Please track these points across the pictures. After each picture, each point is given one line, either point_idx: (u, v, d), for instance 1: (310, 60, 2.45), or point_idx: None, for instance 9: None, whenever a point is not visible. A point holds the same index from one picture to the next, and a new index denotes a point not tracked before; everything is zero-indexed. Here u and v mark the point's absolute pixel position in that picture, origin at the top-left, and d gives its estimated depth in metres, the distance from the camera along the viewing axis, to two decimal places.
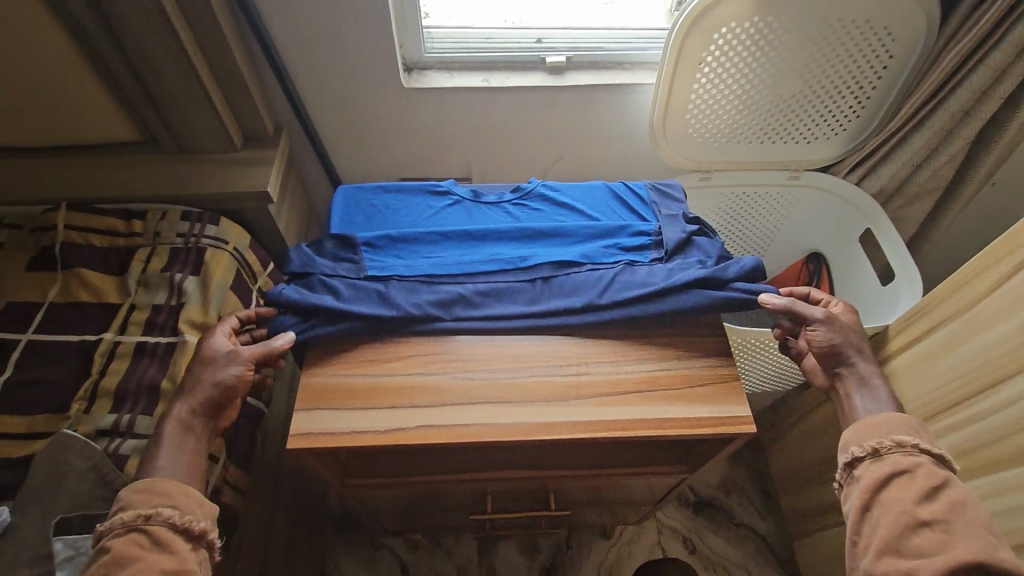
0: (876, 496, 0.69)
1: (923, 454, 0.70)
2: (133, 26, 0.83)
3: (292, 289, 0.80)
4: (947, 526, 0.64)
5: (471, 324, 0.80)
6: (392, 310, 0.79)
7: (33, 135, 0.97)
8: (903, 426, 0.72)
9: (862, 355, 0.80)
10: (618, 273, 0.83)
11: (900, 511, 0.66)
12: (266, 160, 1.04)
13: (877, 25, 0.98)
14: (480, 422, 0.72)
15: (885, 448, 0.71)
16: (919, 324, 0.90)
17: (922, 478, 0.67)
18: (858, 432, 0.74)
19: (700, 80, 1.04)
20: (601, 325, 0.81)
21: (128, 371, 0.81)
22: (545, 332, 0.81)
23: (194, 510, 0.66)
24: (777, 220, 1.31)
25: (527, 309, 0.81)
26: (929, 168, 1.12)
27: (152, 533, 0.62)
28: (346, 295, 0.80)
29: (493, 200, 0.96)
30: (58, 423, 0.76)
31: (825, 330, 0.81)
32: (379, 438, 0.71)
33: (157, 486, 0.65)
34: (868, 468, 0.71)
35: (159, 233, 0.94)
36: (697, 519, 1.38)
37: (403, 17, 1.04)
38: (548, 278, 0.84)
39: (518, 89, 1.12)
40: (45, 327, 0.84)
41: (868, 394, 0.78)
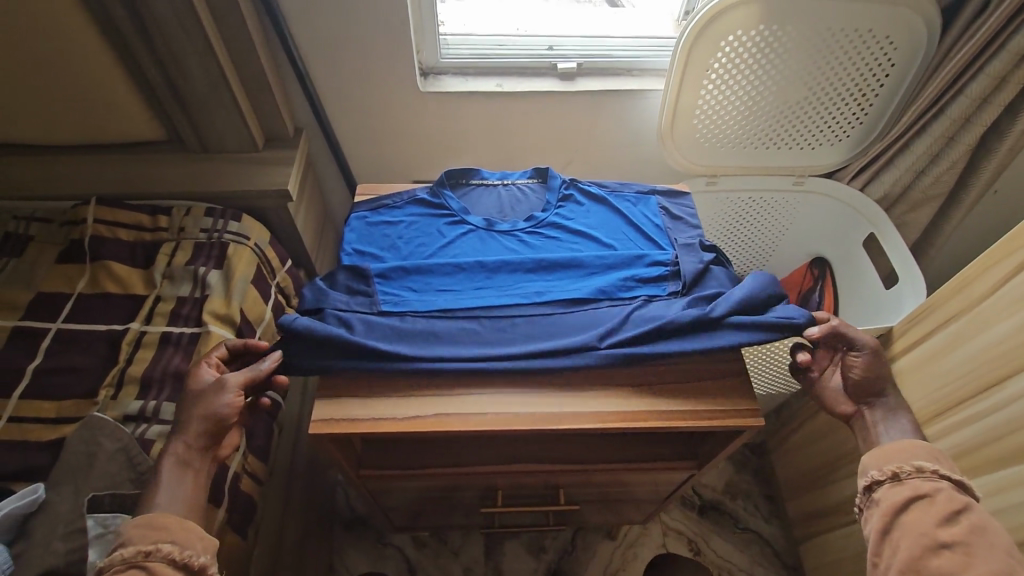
0: (896, 519, 0.63)
1: (944, 480, 0.64)
2: (166, 27, 0.87)
3: (307, 321, 0.75)
4: (967, 548, 0.59)
5: (488, 365, 0.76)
6: (406, 350, 0.76)
7: (66, 134, 1.01)
8: (923, 451, 0.67)
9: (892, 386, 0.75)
10: (635, 309, 0.81)
11: (920, 533, 0.61)
12: (287, 159, 1.08)
13: (879, 34, 1.01)
14: (496, 411, 0.73)
15: (905, 473, 0.65)
16: (924, 324, 0.92)
17: (942, 502, 0.62)
18: (876, 455, 0.69)
19: (706, 86, 1.08)
20: (619, 362, 0.77)
21: (154, 359, 0.84)
22: (562, 368, 0.76)
23: (195, 543, 0.61)
24: (782, 226, 1.35)
25: (542, 346, 0.77)
26: (931, 173, 1.15)
27: (152, 570, 0.57)
28: (358, 330, 0.78)
29: (507, 228, 0.93)
30: (86, 407, 0.79)
31: (869, 360, 0.75)
32: (398, 424, 0.72)
33: (157, 521, 0.60)
34: (887, 491, 0.65)
35: (183, 228, 0.98)
36: (701, 521, 1.39)
37: (421, 24, 1.08)
38: (565, 312, 0.81)
39: (530, 94, 1.15)
40: (73, 316, 0.87)
41: (892, 422, 0.72)
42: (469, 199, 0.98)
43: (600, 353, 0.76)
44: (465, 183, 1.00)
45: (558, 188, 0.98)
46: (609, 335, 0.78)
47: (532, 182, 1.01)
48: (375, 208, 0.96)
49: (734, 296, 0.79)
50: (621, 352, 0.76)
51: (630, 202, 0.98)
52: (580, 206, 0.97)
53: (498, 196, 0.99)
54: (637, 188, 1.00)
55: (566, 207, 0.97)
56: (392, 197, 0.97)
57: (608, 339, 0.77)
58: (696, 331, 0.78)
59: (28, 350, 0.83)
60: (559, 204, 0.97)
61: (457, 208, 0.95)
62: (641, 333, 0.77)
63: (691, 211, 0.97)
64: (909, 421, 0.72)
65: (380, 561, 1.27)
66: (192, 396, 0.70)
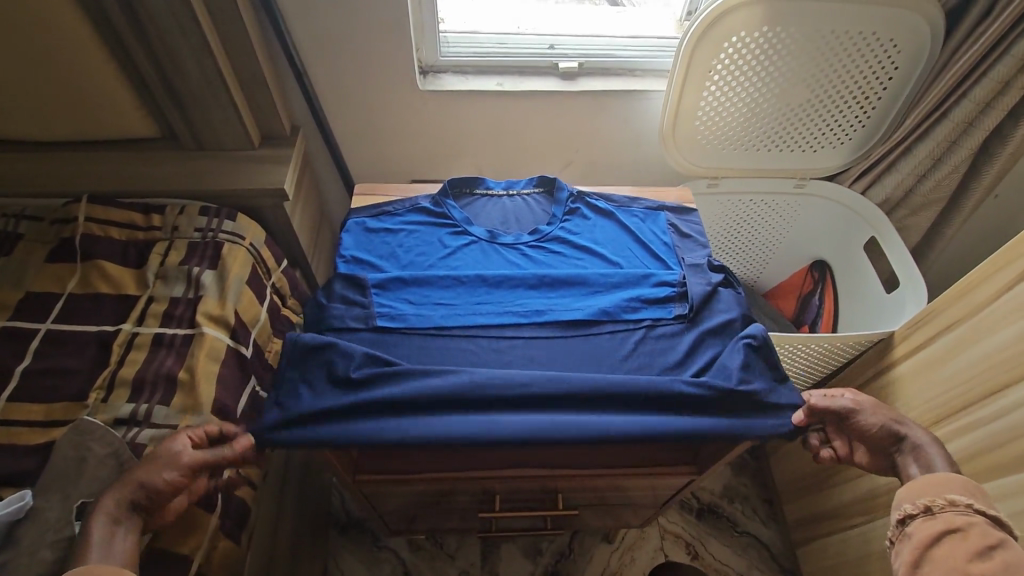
0: (928, 552, 0.61)
1: (979, 515, 0.62)
2: (159, 20, 0.85)
3: (316, 398, 0.70)
4: None
5: (471, 426, 0.68)
6: (407, 405, 0.69)
7: (58, 129, 0.99)
8: (960, 486, 0.64)
9: (904, 422, 0.72)
10: (640, 338, 0.79)
11: (951, 567, 0.59)
12: (284, 158, 1.06)
13: (883, 37, 1.01)
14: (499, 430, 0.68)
15: (938, 506, 0.63)
16: (931, 326, 0.91)
17: (976, 538, 0.60)
18: (911, 489, 0.67)
19: (709, 88, 1.06)
20: (611, 420, 0.70)
21: (147, 361, 0.82)
22: (555, 425, 0.68)
23: None
24: (783, 230, 1.35)
25: (540, 391, 0.71)
26: (932, 177, 1.15)
27: None
28: (358, 380, 0.71)
29: (510, 241, 0.91)
30: (76, 410, 0.77)
31: (868, 417, 0.72)
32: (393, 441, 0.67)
33: (93, 573, 0.57)
34: (920, 524, 0.63)
35: (177, 227, 0.96)
36: (699, 525, 1.38)
37: (421, 22, 1.07)
38: (565, 335, 0.79)
39: (531, 94, 1.14)
40: (64, 316, 0.85)
41: (922, 459, 0.69)
42: (472, 209, 0.96)
43: (623, 417, 0.70)
44: (469, 192, 0.98)
45: (564, 202, 0.96)
46: (615, 391, 0.71)
47: (538, 192, 0.99)
48: (375, 214, 0.94)
49: (734, 362, 0.76)
50: (637, 408, 0.72)
51: (638, 218, 0.96)
52: (587, 220, 0.95)
53: (502, 206, 0.97)
54: (646, 203, 0.98)
55: (571, 221, 0.95)
56: (393, 204, 0.95)
57: (630, 397, 0.72)
58: (701, 409, 0.72)
59: (17, 352, 0.81)
60: (565, 218, 0.95)
61: (460, 218, 0.93)
62: (654, 396, 0.72)
63: (699, 228, 0.95)
64: (941, 456, 0.69)
65: (376, 564, 1.26)
66: (150, 460, 0.66)
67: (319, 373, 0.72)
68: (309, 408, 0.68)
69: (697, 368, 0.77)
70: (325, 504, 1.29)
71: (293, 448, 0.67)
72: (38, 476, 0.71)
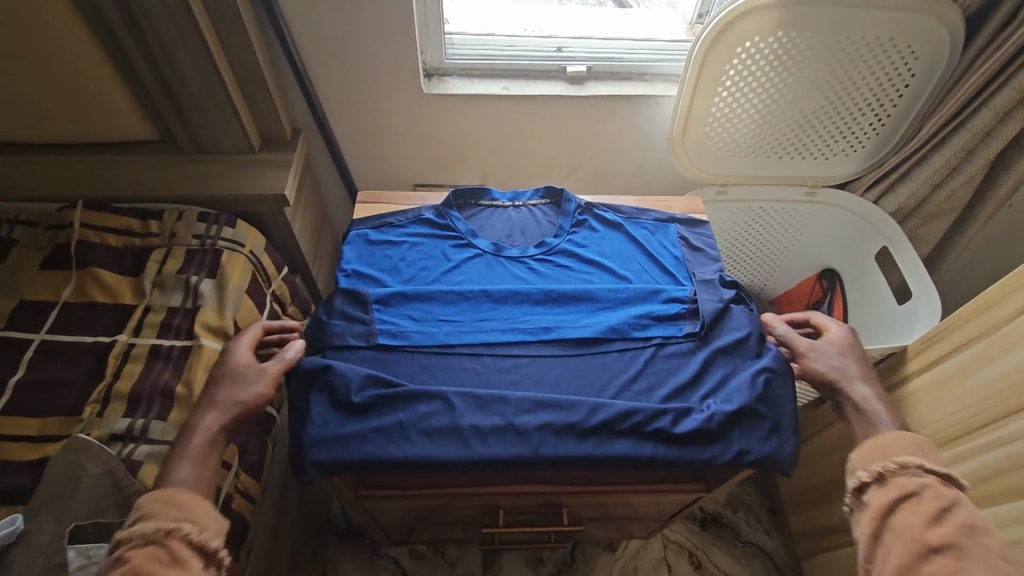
0: (886, 522, 0.63)
1: (929, 474, 0.65)
2: (157, 20, 0.82)
3: (319, 424, 0.69)
4: (958, 551, 0.59)
5: (477, 454, 0.67)
6: (410, 432, 0.68)
7: (53, 130, 0.96)
8: (908, 446, 0.67)
9: (860, 376, 0.76)
10: (650, 357, 0.77)
11: (910, 537, 0.60)
12: (285, 162, 1.04)
13: (901, 44, 0.98)
14: (504, 459, 0.67)
15: (890, 472, 0.66)
16: (948, 341, 0.89)
17: (928, 499, 0.62)
18: (862, 455, 0.69)
19: (721, 93, 1.04)
20: (617, 448, 0.69)
21: (143, 374, 0.79)
22: (562, 451, 0.68)
23: (210, 526, 0.60)
24: (792, 238, 1.32)
25: (546, 418, 0.69)
26: (947, 187, 1.12)
27: (171, 550, 0.57)
28: (360, 405, 0.69)
29: (516, 253, 0.89)
30: (70, 426, 0.74)
31: (815, 358, 0.78)
32: (398, 469, 0.67)
33: (176, 499, 0.61)
34: (874, 492, 0.65)
35: (175, 234, 0.93)
36: (703, 535, 1.36)
37: (426, 23, 1.04)
38: (573, 354, 0.77)
39: (538, 98, 1.11)
40: (58, 326, 0.83)
41: (867, 417, 0.73)
42: (477, 221, 0.93)
43: (630, 445, 0.70)
44: (474, 203, 0.95)
45: (572, 213, 0.93)
46: (622, 419, 0.70)
47: (545, 203, 0.96)
48: (378, 225, 0.91)
49: (744, 389, 0.74)
50: (647, 435, 0.70)
51: (647, 229, 0.94)
52: (595, 233, 0.93)
53: (508, 218, 0.94)
54: (655, 215, 0.96)
55: (579, 233, 0.92)
56: (396, 215, 0.92)
57: (639, 424, 0.70)
58: (711, 438, 0.71)
59: (10, 364, 0.78)
60: (572, 230, 0.93)
61: (465, 230, 0.91)
62: (664, 423, 0.71)
63: (711, 241, 0.93)
64: (884, 413, 0.72)
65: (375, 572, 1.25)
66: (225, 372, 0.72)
67: (320, 398, 0.71)
68: (313, 435, 0.68)
69: (708, 389, 0.75)
70: (324, 512, 1.27)
71: (300, 474, 0.67)
72: (32, 494, 0.69)
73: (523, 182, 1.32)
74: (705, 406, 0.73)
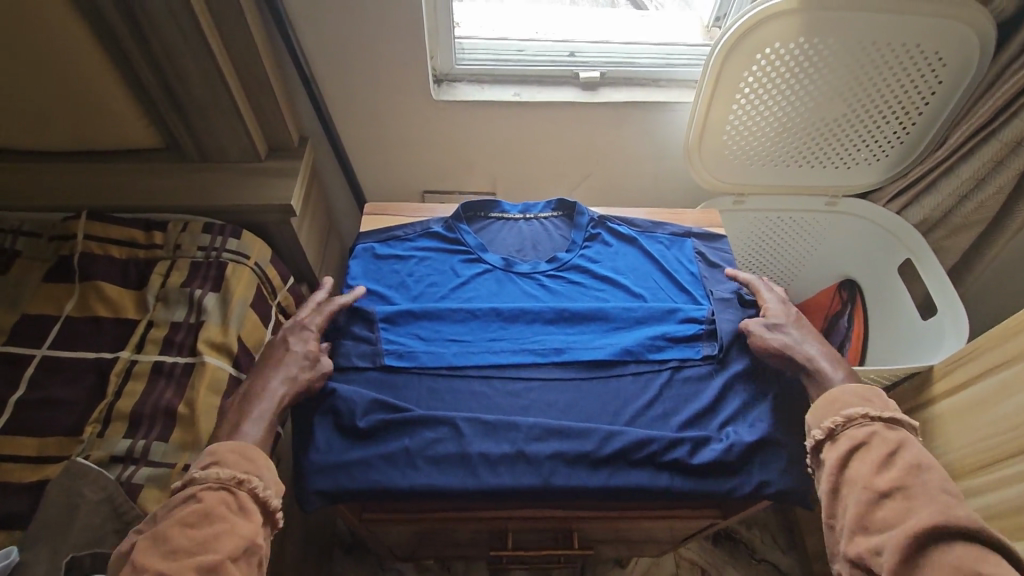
0: (843, 476, 0.61)
1: (876, 422, 0.63)
2: (161, 27, 0.81)
3: (323, 450, 0.67)
4: (906, 492, 0.57)
5: (485, 484, 0.65)
6: (417, 459, 0.66)
7: (58, 138, 0.95)
8: (855, 397, 0.65)
9: (801, 340, 0.74)
10: (666, 381, 0.75)
11: (862, 487, 0.59)
12: (290, 171, 1.02)
13: (929, 50, 0.94)
14: (513, 489, 0.65)
15: (840, 426, 0.64)
16: (980, 361, 0.84)
17: (878, 448, 0.61)
18: (814, 413, 0.67)
19: (739, 100, 1.00)
20: (631, 479, 0.66)
21: (145, 394, 0.78)
22: (573, 481, 0.66)
23: (272, 483, 0.61)
24: (810, 248, 1.28)
25: (558, 446, 0.67)
26: (976, 199, 1.07)
27: (241, 499, 0.58)
28: (365, 431, 0.67)
29: (527, 269, 0.86)
30: (70, 447, 0.73)
31: (759, 329, 0.75)
32: (405, 498, 0.65)
33: (249, 452, 0.61)
34: (829, 449, 0.63)
35: (179, 245, 0.92)
36: (715, 551, 1.33)
37: (436, 28, 1.01)
38: (585, 377, 0.75)
39: (549, 104, 1.08)
40: (60, 341, 0.81)
41: (818, 377, 0.71)
42: (487, 234, 0.91)
43: (645, 476, 0.67)
44: (484, 216, 0.93)
45: (584, 227, 0.90)
46: (636, 448, 0.67)
47: (557, 216, 0.94)
48: (385, 239, 0.89)
49: (764, 418, 0.71)
50: (663, 465, 0.68)
51: (663, 244, 0.91)
52: (608, 247, 0.90)
53: (519, 231, 0.91)
54: (671, 228, 0.92)
55: (592, 248, 0.89)
56: (404, 228, 0.90)
57: (655, 453, 0.67)
58: (729, 469, 0.68)
59: (11, 380, 0.77)
60: (585, 245, 0.90)
61: (474, 244, 0.88)
62: (681, 453, 0.68)
63: (729, 257, 0.90)
64: (834, 371, 0.70)
65: None
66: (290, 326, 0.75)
67: (325, 422, 0.69)
68: (316, 463, 0.66)
69: (727, 417, 0.72)
70: (329, 525, 1.25)
71: (304, 501, 0.65)
72: (29, 519, 0.68)
73: (534, 191, 1.29)
74: (724, 435, 0.70)
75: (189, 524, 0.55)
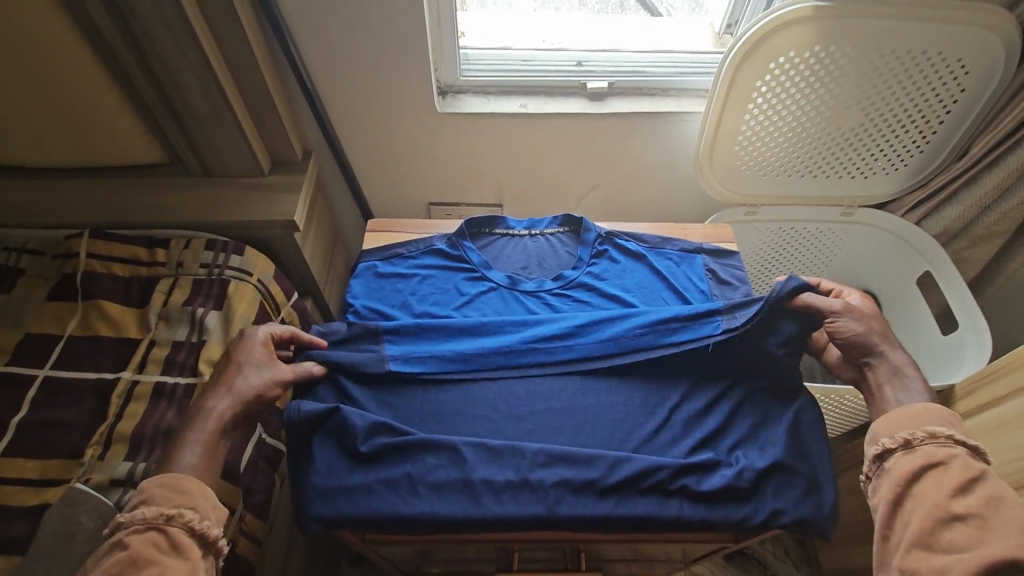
0: (908, 489, 0.58)
1: (960, 446, 0.59)
2: (160, 43, 0.80)
3: (324, 474, 0.65)
4: (982, 521, 0.54)
5: (488, 512, 0.63)
6: (418, 486, 0.64)
7: (62, 155, 0.95)
8: (938, 417, 0.62)
9: (889, 341, 0.70)
10: (675, 404, 0.72)
11: (931, 506, 0.56)
12: (292, 185, 1.01)
13: (950, 57, 0.90)
14: (516, 517, 0.63)
15: (917, 439, 0.61)
16: (1012, 380, 0.80)
17: (958, 470, 0.57)
18: (887, 423, 0.64)
19: (751, 111, 0.97)
20: (639, 508, 0.64)
21: (145, 415, 0.77)
22: (579, 510, 0.63)
23: (211, 513, 0.58)
24: (826, 259, 1.25)
25: (562, 475, 0.65)
26: (996, 211, 1.02)
27: (171, 536, 0.55)
28: (366, 455, 0.66)
29: (532, 287, 0.84)
30: (71, 469, 0.73)
31: (845, 322, 0.70)
32: (408, 527, 0.63)
33: (180, 484, 0.58)
34: (899, 459, 0.60)
35: (181, 263, 0.91)
36: (727, 570, 1.27)
37: (439, 38, 1.00)
38: (592, 401, 0.72)
39: (557, 116, 1.06)
40: (62, 362, 0.81)
41: (900, 382, 0.67)
42: (491, 251, 0.89)
43: (653, 504, 0.64)
44: (489, 232, 0.91)
45: (591, 243, 0.88)
46: (643, 476, 0.65)
47: (563, 232, 0.92)
48: (387, 257, 0.88)
49: (776, 444, 0.69)
50: (671, 493, 0.65)
51: (672, 261, 0.88)
52: (615, 264, 0.87)
53: (525, 248, 0.90)
54: (680, 244, 0.90)
55: (599, 264, 0.87)
56: (406, 245, 0.89)
57: (663, 481, 0.65)
58: (740, 499, 0.66)
59: (12, 402, 0.77)
60: (592, 261, 0.88)
61: (478, 262, 0.87)
62: (689, 479, 0.66)
63: (740, 274, 0.87)
64: (919, 380, 0.67)
65: None
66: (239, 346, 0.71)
67: (326, 446, 0.67)
68: (317, 487, 0.65)
69: (736, 439, 0.70)
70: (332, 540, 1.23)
71: (307, 526, 0.64)
72: (27, 545, 0.68)
73: (542, 201, 1.27)
74: (734, 459, 0.68)
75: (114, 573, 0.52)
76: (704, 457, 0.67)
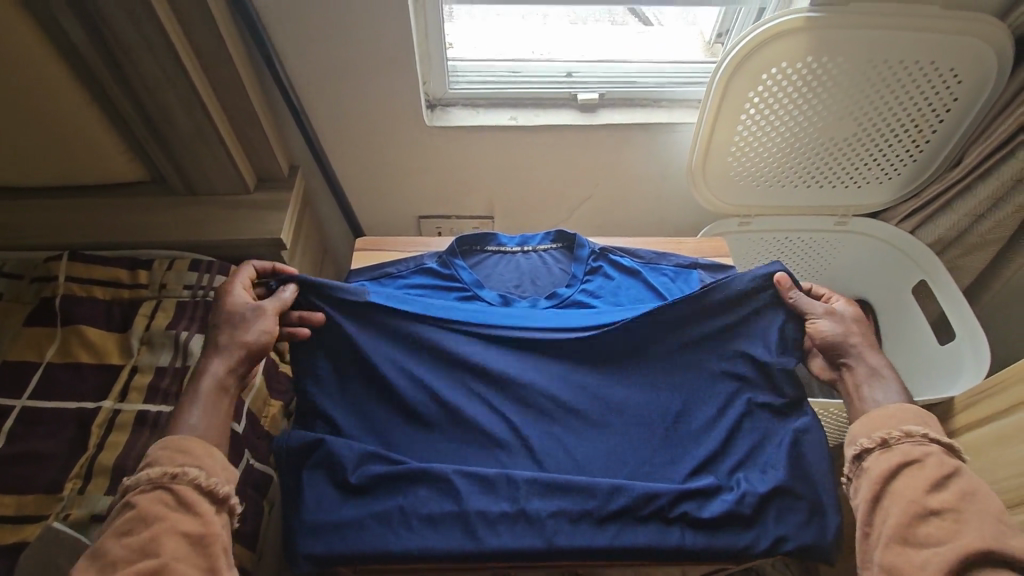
0: (886, 487, 0.58)
1: (935, 444, 0.59)
2: (139, 60, 0.78)
3: (316, 508, 0.63)
4: (957, 515, 0.54)
5: (484, 546, 0.61)
6: (411, 519, 0.62)
7: (41, 175, 0.92)
8: (915, 417, 0.61)
9: (868, 344, 0.69)
10: (674, 427, 0.71)
11: (908, 501, 0.55)
12: (278, 203, 0.99)
13: (943, 66, 0.90)
14: (513, 550, 0.61)
15: (894, 438, 0.60)
16: (1012, 394, 0.78)
17: (933, 467, 0.57)
18: (865, 422, 0.63)
19: (745, 121, 0.96)
20: (639, 538, 0.63)
21: (127, 446, 0.75)
22: (577, 542, 0.62)
23: (218, 471, 0.58)
24: (821, 268, 1.23)
25: (559, 505, 0.63)
26: (991, 220, 1.01)
27: (178, 493, 0.55)
28: (358, 486, 0.64)
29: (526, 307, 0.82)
30: (49, 505, 0.71)
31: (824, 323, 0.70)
32: (402, 563, 0.61)
33: (182, 444, 0.58)
34: (877, 458, 0.59)
35: (165, 285, 0.89)
36: None
37: (426, 50, 0.98)
38: (589, 424, 0.70)
39: (548, 127, 1.05)
40: (41, 392, 0.78)
41: (879, 383, 0.66)
42: (484, 269, 0.88)
43: (653, 533, 0.63)
44: (480, 250, 0.90)
45: (585, 260, 0.87)
46: (642, 504, 0.63)
47: (556, 248, 0.91)
48: (377, 276, 0.86)
49: (778, 467, 0.67)
50: (672, 521, 0.64)
51: (667, 276, 0.87)
52: (610, 281, 0.86)
53: (517, 265, 0.88)
54: (675, 259, 0.89)
55: (593, 281, 0.86)
56: (396, 264, 0.87)
57: (662, 508, 0.64)
58: (742, 525, 0.64)
59: None
60: (585, 278, 0.86)
61: (469, 280, 0.85)
62: (690, 506, 0.64)
63: None
64: (897, 382, 0.66)
65: None
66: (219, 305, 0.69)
67: (317, 478, 0.65)
68: (308, 522, 0.63)
69: (737, 462, 0.68)
70: None
71: (298, 564, 0.62)
72: None
73: (534, 215, 1.25)
74: (734, 483, 0.66)
75: (126, 532, 0.54)
76: (704, 482, 0.65)
